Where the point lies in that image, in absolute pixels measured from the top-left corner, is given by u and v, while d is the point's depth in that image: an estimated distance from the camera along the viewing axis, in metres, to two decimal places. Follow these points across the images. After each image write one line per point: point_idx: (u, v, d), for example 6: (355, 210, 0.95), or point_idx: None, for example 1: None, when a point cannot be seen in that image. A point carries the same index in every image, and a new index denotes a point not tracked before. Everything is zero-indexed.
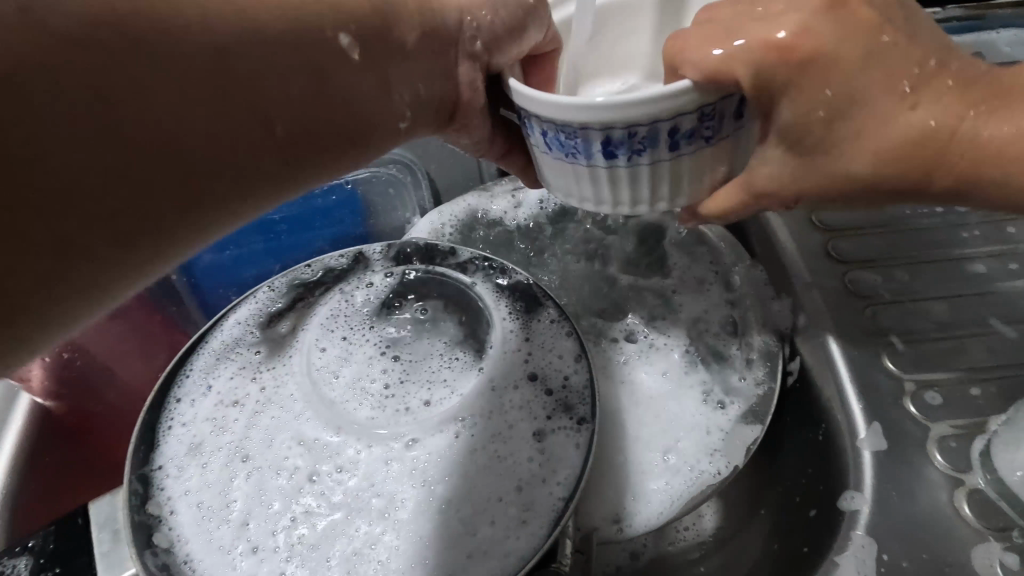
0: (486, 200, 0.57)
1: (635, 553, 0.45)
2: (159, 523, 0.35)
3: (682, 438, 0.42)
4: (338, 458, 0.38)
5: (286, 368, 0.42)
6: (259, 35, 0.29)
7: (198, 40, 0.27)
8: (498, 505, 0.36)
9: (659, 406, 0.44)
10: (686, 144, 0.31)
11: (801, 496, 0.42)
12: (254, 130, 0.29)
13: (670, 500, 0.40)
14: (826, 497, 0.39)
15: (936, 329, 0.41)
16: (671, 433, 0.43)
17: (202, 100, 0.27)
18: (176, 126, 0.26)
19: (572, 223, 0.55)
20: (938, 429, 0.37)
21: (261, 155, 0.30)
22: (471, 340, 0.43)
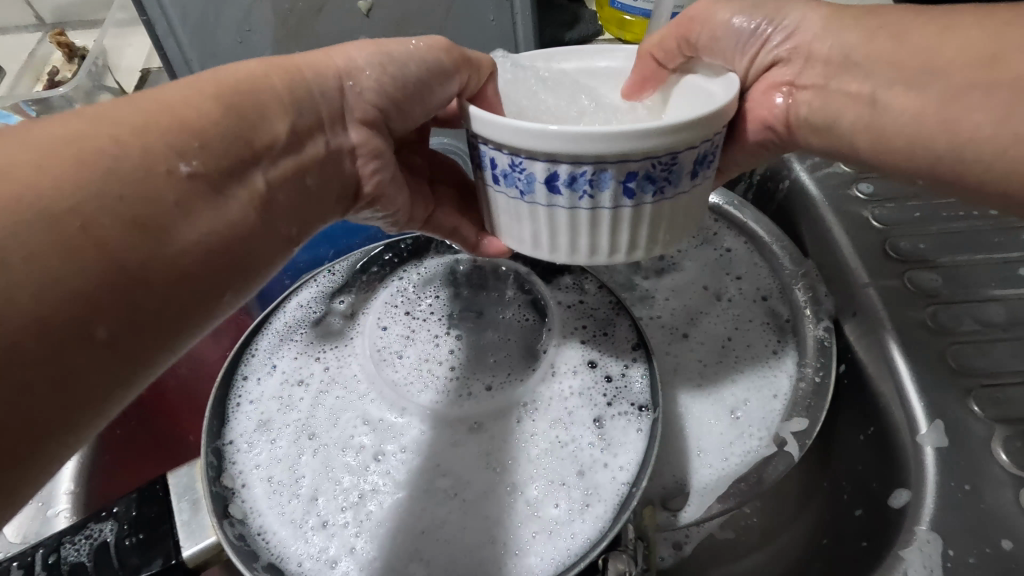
0: None
1: (678, 543, 0.43)
2: (232, 495, 0.36)
3: (747, 397, 0.45)
4: (403, 437, 0.38)
5: (350, 349, 0.43)
6: (191, 135, 0.26)
7: (127, 116, 0.25)
8: (561, 489, 0.36)
9: (719, 364, 0.47)
10: (700, 171, 0.30)
11: (849, 493, 0.42)
12: (216, 222, 0.26)
13: (721, 480, 0.41)
14: (882, 495, 0.39)
15: (998, 329, 0.41)
16: (734, 393, 0.45)
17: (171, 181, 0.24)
18: (121, 237, 0.22)
19: None
20: (1003, 429, 0.37)
21: (221, 237, 0.26)
22: (529, 327, 0.44)
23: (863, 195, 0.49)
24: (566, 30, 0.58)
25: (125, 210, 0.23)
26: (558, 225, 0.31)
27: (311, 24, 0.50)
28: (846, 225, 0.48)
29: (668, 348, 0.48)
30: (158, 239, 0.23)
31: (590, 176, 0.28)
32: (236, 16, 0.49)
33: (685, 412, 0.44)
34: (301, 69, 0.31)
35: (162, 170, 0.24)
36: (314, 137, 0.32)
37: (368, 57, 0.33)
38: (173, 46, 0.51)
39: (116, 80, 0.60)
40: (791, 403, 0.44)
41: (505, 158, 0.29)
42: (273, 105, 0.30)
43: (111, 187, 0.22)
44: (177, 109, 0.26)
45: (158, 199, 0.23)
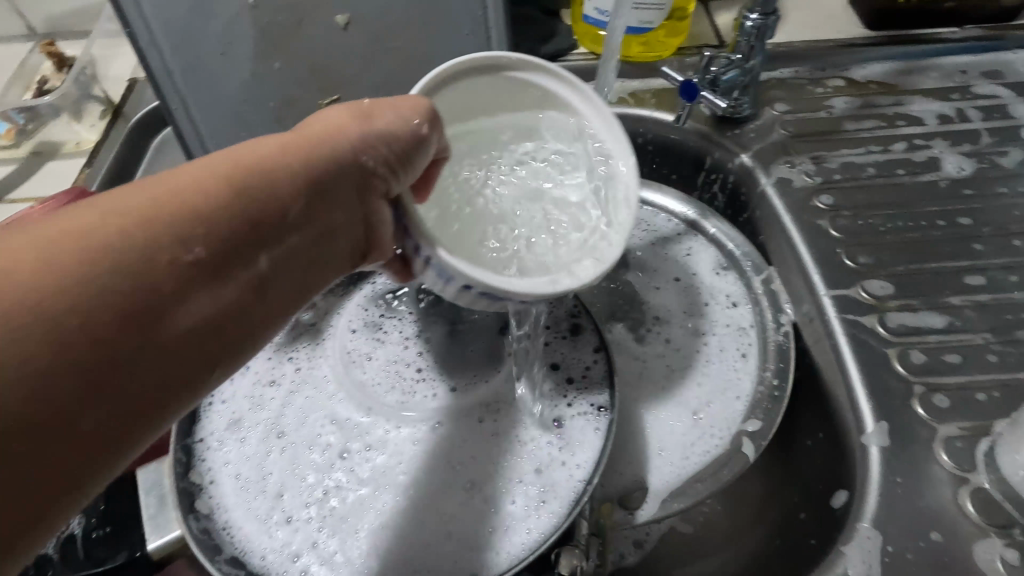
0: None
1: (639, 542, 0.45)
2: (201, 491, 0.37)
3: (710, 397, 0.46)
4: (370, 438, 0.40)
5: (322, 351, 0.44)
6: (197, 220, 0.23)
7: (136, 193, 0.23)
8: (520, 485, 0.37)
9: (685, 367, 0.48)
10: None
11: (800, 495, 0.43)
12: (206, 316, 0.23)
13: (680, 481, 0.43)
14: (828, 496, 0.40)
15: (945, 335, 0.42)
16: (698, 394, 0.47)
17: (168, 276, 0.22)
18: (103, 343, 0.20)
19: None
20: (945, 431, 0.38)
21: (211, 327, 0.24)
22: (496, 328, 0.45)
23: (823, 207, 0.50)
24: (541, 43, 0.60)
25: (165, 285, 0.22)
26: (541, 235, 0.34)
27: (292, 36, 0.52)
28: (804, 235, 0.49)
29: (632, 353, 0.49)
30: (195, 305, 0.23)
31: None
32: (219, 28, 0.51)
33: (651, 415, 0.46)
34: (315, 139, 0.28)
35: (163, 259, 0.22)
36: (330, 209, 0.28)
37: (380, 128, 0.30)
38: (157, 58, 0.52)
39: (103, 88, 0.61)
40: (753, 404, 0.45)
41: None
42: (285, 183, 0.26)
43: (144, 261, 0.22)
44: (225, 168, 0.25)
45: (150, 292, 0.22)
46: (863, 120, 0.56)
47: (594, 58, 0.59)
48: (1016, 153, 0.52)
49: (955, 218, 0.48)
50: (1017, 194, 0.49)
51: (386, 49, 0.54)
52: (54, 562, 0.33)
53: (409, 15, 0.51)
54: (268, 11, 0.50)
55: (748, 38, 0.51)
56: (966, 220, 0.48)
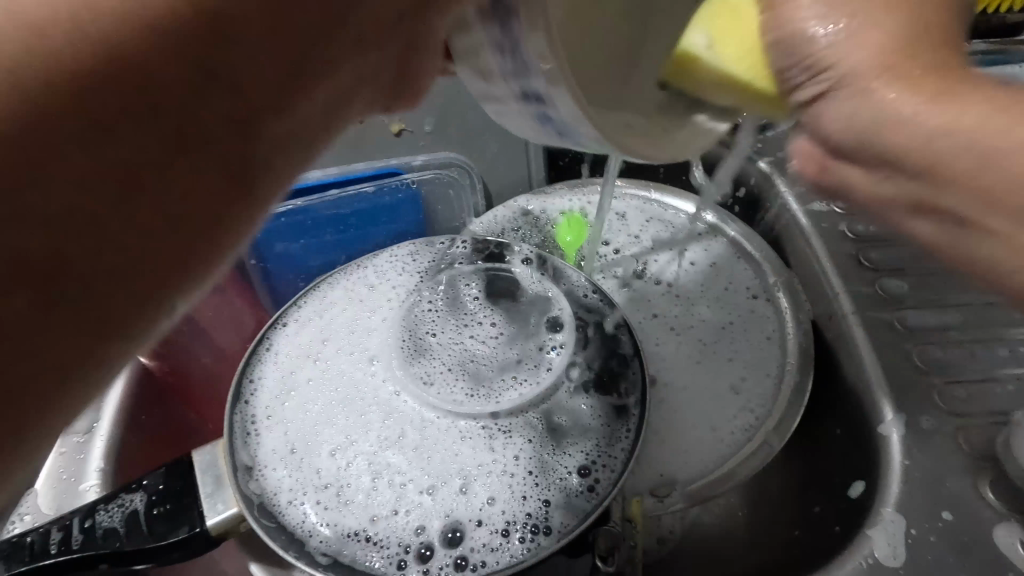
0: (559, 195, 0.61)
1: (663, 540, 0.46)
2: (256, 472, 0.39)
3: (738, 389, 0.48)
4: (422, 428, 0.41)
5: (377, 351, 0.45)
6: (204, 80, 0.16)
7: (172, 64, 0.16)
8: (562, 485, 0.39)
9: (719, 346, 0.51)
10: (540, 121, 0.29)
11: (816, 490, 0.45)
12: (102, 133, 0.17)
13: (713, 461, 0.45)
14: (845, 487, 0.42)
15: (960, 331, 0.44)
16: (732, 371, 0.49)
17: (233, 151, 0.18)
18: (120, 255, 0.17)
19: (620, 226, 0.59)
20: (966, 421, 0.40)
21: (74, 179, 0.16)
22: (541, 333, 0.47)
23: (840, 211, 0.53)
24: None
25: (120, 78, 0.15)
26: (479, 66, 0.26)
27: None
28: (820, 236, 0.51)
29: (661, 333, 0.52)
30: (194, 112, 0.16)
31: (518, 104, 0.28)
32: None
33: (686, 396, 0.48)
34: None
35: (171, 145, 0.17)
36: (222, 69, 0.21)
37: None
38: None
39: None
40: (781, 381, 0.48)
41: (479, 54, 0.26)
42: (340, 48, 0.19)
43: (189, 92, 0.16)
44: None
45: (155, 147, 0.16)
46: None
47: None
48: None
49: None
50: None
51: None
52: (119, 537, 0.36)
53: None
54: None
55: None
56: None
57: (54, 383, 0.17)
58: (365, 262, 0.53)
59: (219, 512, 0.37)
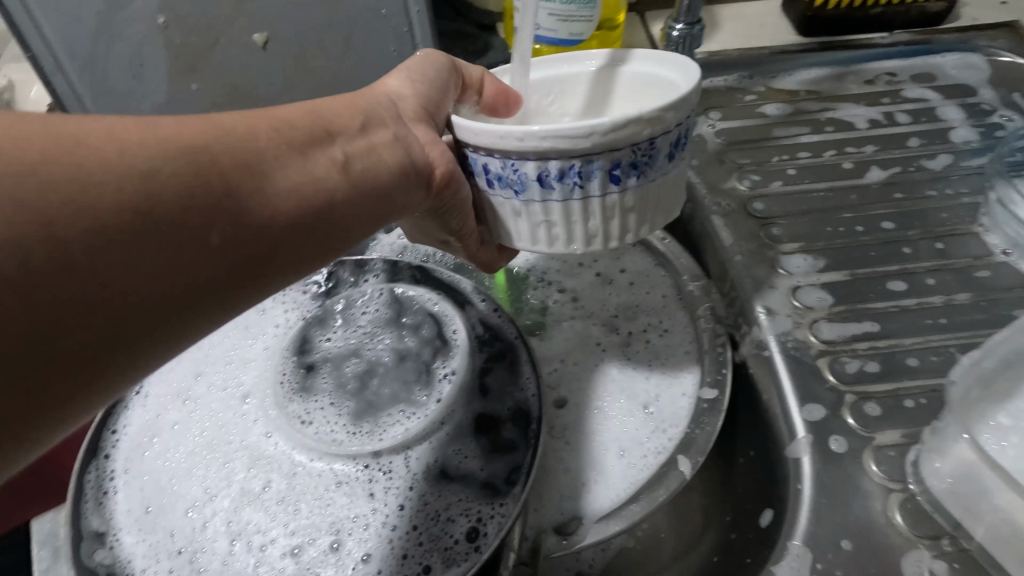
0: None
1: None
2: (106, 538, 0.35)
3: (654, 408, 0.46)
4: (291, 477, 0.38)
5: (256, 390, 0.42)
6: (133, 178, 0.23)
7: (121, 175, 0.22)
8: (445, 536, 0.36)
9: (634, 362, 0.48)
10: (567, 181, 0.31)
11: (729, 514, 0.45)
12: (234, 237, 0.25)
13: (624, 487, 0.43)
14: (757, 516, 0.41)
15: (874, 339, 0.42)
16: (648, 389, 0.47)
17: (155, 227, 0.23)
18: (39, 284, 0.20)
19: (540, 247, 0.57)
20: (879, 439, 0.38)
21: (193, 276, 0.24)
22: (433, 359, 0.44)
23: (756, 215, 0.51)
24: (477, 59, 0.61)
25: (156, 211, 0.23)
26: (555, 218, 0.33)
27: (209, 57, 0.49)
28: (737, 241, 0.50)
29: (578, 351, 0.49)
30: (205, 208, 0.24)
31: (514, 170, 0.32)
32: (128, 50, 0.47)
33: (600, 418, 0.46)
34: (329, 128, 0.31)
35: (147, 201, 0.23)
36: (257, 190, 0.27)
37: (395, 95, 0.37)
38: (64, 83, 0.48)
39: (22, 116, 0.59)
40: (697, 396, 0.45)
41: (498, 163, 0.32)
42: (252, 157, 0.27)
43: (126, 192, 0.22)
44: (270, 119, 0.29)
45: (141, 203, 0.23)
46: (794, 127, 0.57)
47: None
48: (943, 156, 0.54)
49: (880, 222, 0.49)
50: (946, 196, 0.50)
51: (308, 68, 0.51)
52: None
53: (331, 30, 0.49)
54: (178, 32, 0.47)
55: (677, 48, 0.52)
56: (892, 224, 0.49)
57: (59, 385, 0.21)
58: None
59: None
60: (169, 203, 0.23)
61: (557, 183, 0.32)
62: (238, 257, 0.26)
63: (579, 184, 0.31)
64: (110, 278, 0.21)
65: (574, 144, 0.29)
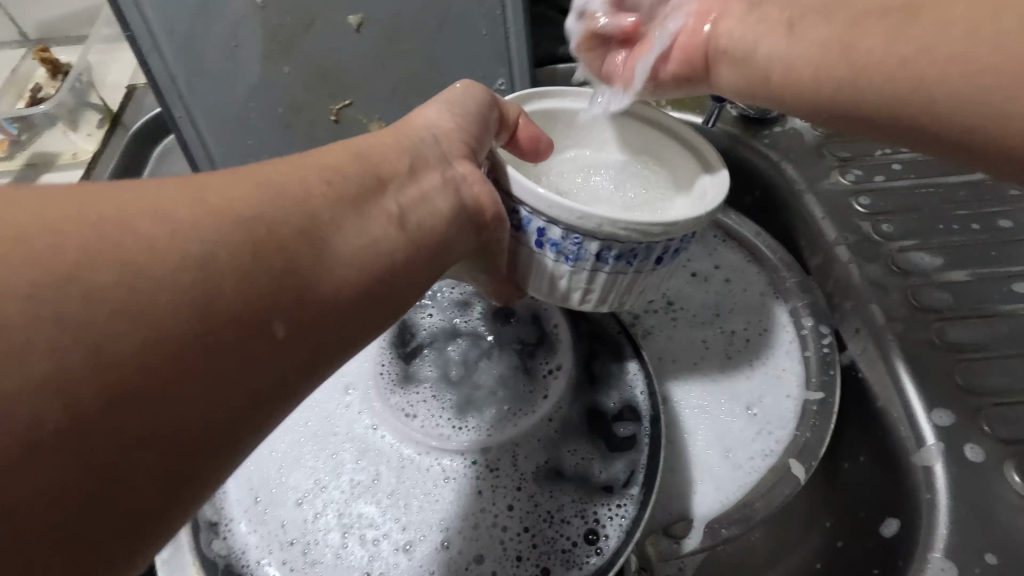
0: None
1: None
2: (220, 527, 0.35)
3: (759, 409, 0.44)
4: (398, 471, 0.38)
5: (356, 382, 0.41)
6: (239, 251, 0.22)
7: (203, 250, 0.21)
8: (562, 538, 0.35)
9: (733, 361, 0.47)
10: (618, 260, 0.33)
11: (831, 521, 0.43)
12: (328, 298, 0.24)
13: (732, 490, 0.41)
14: (875, 524, 0.40)
15: (1002, 343, 0.40)
16: (750, 389, 0.45)
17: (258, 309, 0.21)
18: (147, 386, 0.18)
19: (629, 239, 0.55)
20: (1018, 449, 0.36)
21: (296, 339, 0.23)
22: (535, 355, 0.43)
23: (863, 209, 0.49)
24: (560, 44, 0.59)
25: (210, 321, 0.20)
26: (595, 286, 0.35)
27: (303, 38, 0.48)
28: (844, 237, 0.47)
29: (675, 346, 0.48)
30: (260, 300, 0.21)
31: (575, 244, 0.33)
32: (223, 31, 0.46)
33: (701, 417, 0.44)
34: (382, 169, 0.29)
35: (238, 277, 0.21)
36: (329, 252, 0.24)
37: (440, 116, 0.34)
38: (159, 64, 0.47)
39: (100, 96, 0.58)
40: (806, 397, 0.44)
41: (560, 233, 0.32)
42: (314, 218, 0.24)
43: (204, 280, 0.20)
44: (305, 182, 0.25)
45: (246, 275, 0.21)
46: None
47: None
48: None
49: (997, 221, 0.47)
50: None
51: (399, 51, 0.50)
52: None
53: (427, 12, 0.48)
54: (275, 12, 0.46)
55: None
56: (1009, 223, 0.47)
57: (182, 483, 0.20)
58: None
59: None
60: (264, 278, 0.22)
61: (609, 263, 0.33)
62: (302, 341, 0.23)
63: (631, 262, 0.33)
64: (221, 371, 0.20)
65: (645, 236, 0.31)
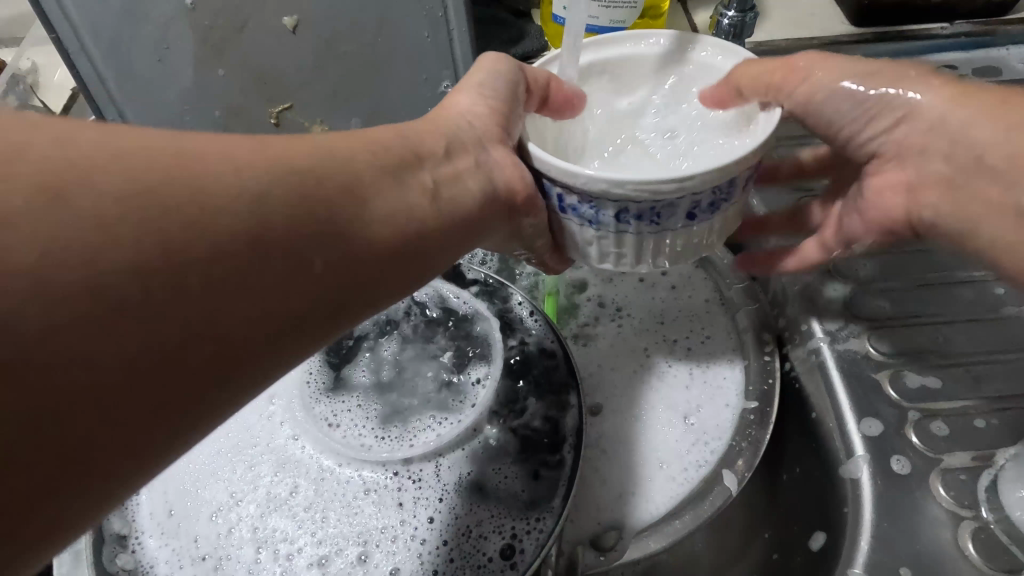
0: None
1: None
2: (129, 542, 0.34)
3: (695, 417, 0.43)
4: (318, 484, 0.37)
5: (283, 391, 0.41)
6: (254, 212, 0.23)
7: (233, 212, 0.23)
8: (479, 552, 0.34)
9: (673, 369, 0.46)
10: (642, 220, 0.31)
11: (770, 532, 0.43)
12: (342, 268, 0.26)
13: (664, 501, 0.40)
14: (806, 537, 0.39)
15: (938, 352, 0.40)
16: (688, 398, 0.44)
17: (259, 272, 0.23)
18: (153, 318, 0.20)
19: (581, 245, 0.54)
20: (947, 462, 0.35)
21: (292, 315, 0.24)
22: (465, 362, 0.42)
23: None
24: (511, 46, 0.58)
25: (228, 262, 0.22)
26: (627, 250, 0.33)
27: (237, 41, 0.47)
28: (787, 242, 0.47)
29: (615, 354, 0.47)
30: (275, 256, 0.24)
31: (594, 209, 0.31)
32: (153, 33, 0.45)
33: (637, 426, 0.43)
34: (421, 144, 0.31)
35: (253, 238, 0.23)
36: (351, 232, 0.26)
37: (472, 100, 0.34)
38: (87, 66, 0.46)
39: (45, 99, 0.57)
40: (743, 407, 0.43)
41: (576, 197, 0.31)
42: (340, 194, 0.26)
43: (218, 230, 0.22)
44: (351, 153, 0.28)
45: (257, 240, 0.23)
46: None
47: None
48: None
49: None
50: None
51: (339, 53, 0.49)
52: None
53: (365, 14, 0.47)
54: (207, 13, 0.45)
55: (727, 36, 0.49)
56: None
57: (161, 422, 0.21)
58: None
59: None
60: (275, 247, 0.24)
61: (632, 224, 0.31)
62: (306, 300, 0.25)
63: (656, 222, 0.31)
64: (216, 321, 0.22)
65: (657, 192, 0.29)
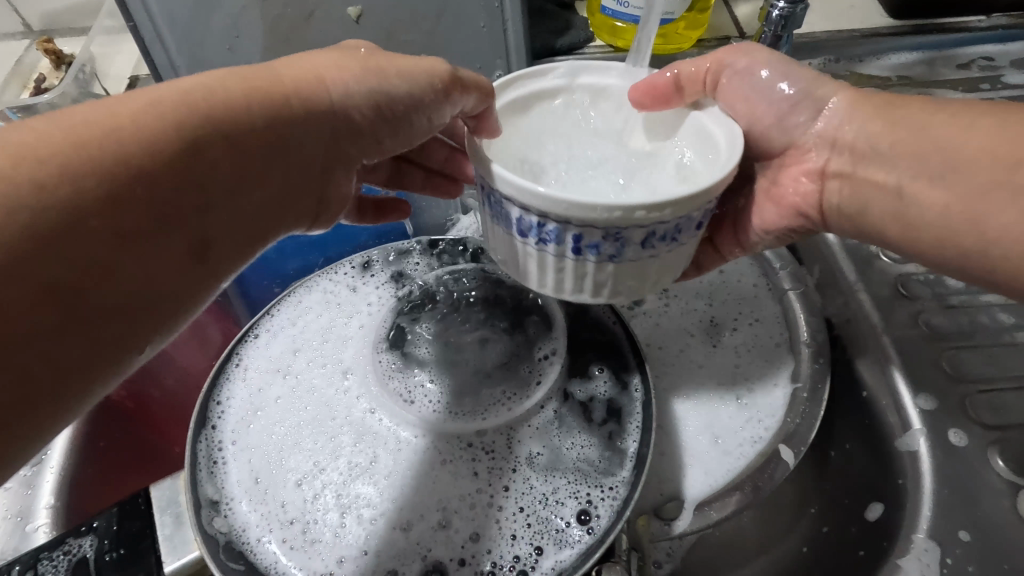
0: None
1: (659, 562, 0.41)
2: (221, 506, 0.36)
3: (749, 396, 0.45)
4: (395, 456, 0.38)
5: (356, 367, 0.42)
6: (209, 120, 0.24)
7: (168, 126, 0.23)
8: (555, 517, 0.36)
9: (725, 350, 0.47)
10: (659, 244, 0.28)
11: (817, 507, 0.44)
12: (281, 177, 0.27)
13: (722, 474, 0.42)
14: (860, 510, 0.40)
15: (988, 333, 0.41)
16: (741, 377, 0.46)
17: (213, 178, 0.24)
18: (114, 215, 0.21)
19: None
20: (1002, 435, 0.37)
21: (237, 223, 0.25)
22: (529, 339, 0.43)
23: None
24: (558, 38, 0.60)
25: (177, 174, 0.23)
26: (624, 280, 0.30)
27: (303, 30, 0.49)
28: None
29: (668, 334, 0.49)
30: (218, 175, 0.24)
31: (615, 240, 0.27)
32: (224, 22, 0.47)
33: (693, 403, 0.45)
34: (291, 96, 0.26)
35: (197, 143, 0.23)
36: (293, 152, 0.27)
37: (359, 78, 0.28)
38: (161, 54, 0.48)
39: (103, 87, 0.59)
40: (795, 387, 0.44)
41: (593, 234, 0.27)
42: (252, 141, 0.25)
43: (187, 137, 0.23)
44: (219, 105, 0.24)
45: (203, 152, 0.23)
46: None
47: (613, 51, 0.58)
48: None
49: None
50: None
51: (399, 43, 0.51)
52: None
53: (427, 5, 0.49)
54: (276, 3, 0.47)
55: (776, 28, 0.50)
56: None
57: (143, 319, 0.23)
58: (342, 263, 0.49)
59: (174, 558, 0.35)
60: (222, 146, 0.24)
61: (658, 246, 0.28)
62: (235, 225, 0.25)
63: (675, 238, 0.28)
64: (171, 218, 0.23)
65: (677, 208, 0.26)
